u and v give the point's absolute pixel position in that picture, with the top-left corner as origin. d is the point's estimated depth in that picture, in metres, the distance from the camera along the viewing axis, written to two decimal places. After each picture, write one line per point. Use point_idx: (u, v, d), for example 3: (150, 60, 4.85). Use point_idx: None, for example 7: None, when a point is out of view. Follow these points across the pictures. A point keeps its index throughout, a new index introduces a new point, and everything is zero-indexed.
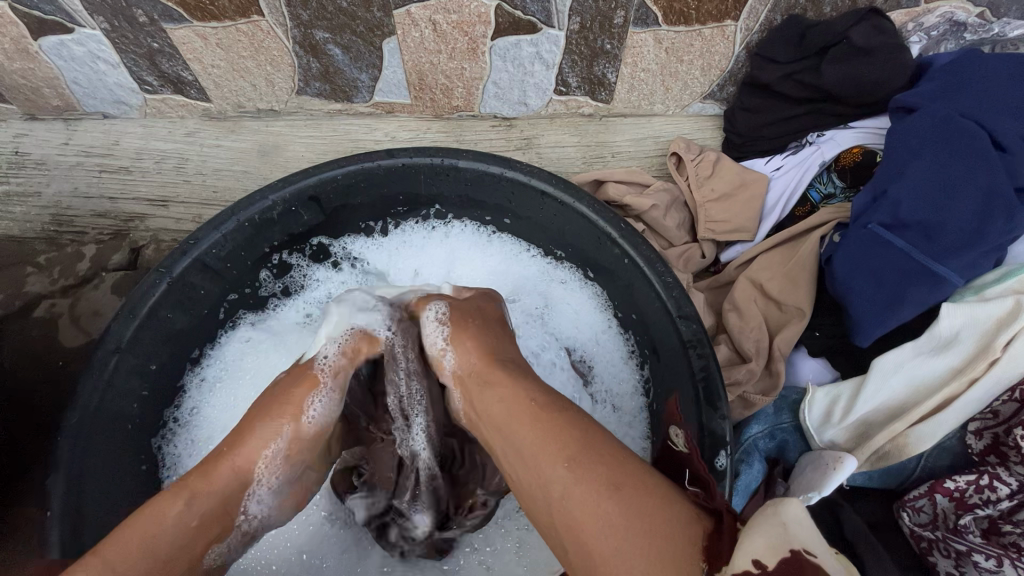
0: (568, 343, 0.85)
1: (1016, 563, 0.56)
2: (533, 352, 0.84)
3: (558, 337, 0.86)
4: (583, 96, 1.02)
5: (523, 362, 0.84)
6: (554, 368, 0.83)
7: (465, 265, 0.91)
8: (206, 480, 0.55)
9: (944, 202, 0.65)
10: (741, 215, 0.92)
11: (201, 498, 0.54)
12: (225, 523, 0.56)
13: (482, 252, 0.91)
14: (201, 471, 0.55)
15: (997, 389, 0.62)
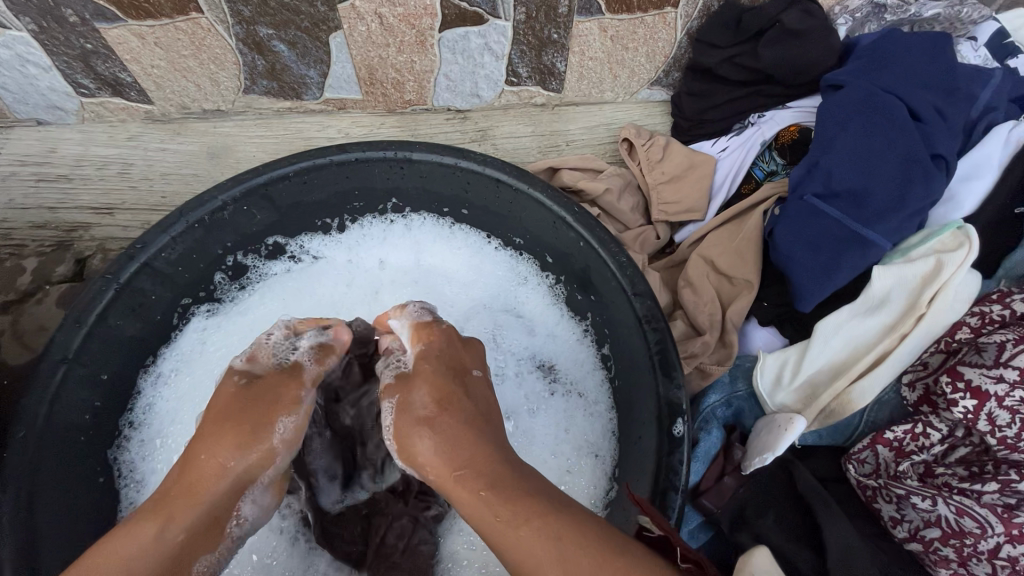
0: (523, 348, 0.87)
1: (948, 501, 0.60)
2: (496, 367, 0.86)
3: (512, 346, 0.87)
4: (534, 86, 1.03)
5: None
6: (518, 376, 0.85)
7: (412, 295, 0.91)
8: (187, 496, 0.51)
9: (873, 172, 0.67)
10: (691, 196, 0.96)
11: (179, 514, 0.50)
12: (216, 533, 0.53)
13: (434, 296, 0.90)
14: (171, 501, 0.51)
15: (925, 342, 0.65)
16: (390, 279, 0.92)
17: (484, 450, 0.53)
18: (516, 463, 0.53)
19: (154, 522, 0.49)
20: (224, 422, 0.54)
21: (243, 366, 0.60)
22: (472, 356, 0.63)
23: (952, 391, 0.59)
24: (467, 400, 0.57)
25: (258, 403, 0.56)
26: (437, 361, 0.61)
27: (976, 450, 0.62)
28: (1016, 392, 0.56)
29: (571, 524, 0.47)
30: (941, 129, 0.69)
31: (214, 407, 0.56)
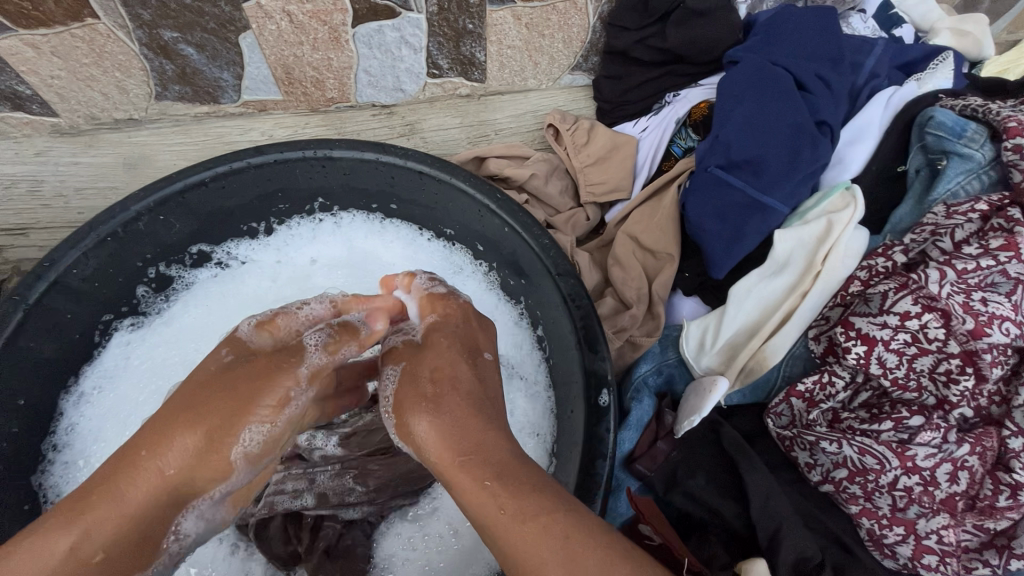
0: None
1: (852, 442, 0.63)
2: None
3: None
4: (457, 77, 1.04)
5: None
6: None
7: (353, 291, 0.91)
8: (114, 504, 0.51)
9: (767, 141, 0.69)
10: (616, 176, 0.99)
11: (103, 524, 0.50)
12: (149, 550, 0.54)
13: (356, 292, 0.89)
14: (85, 511, 0.50)
15: (824, 298, 0.68)
16: (325, 276, 0.91)
17: (490, 436, 0.56)
18: (521, 452, 0.55)
19: (70, 531, 0.49)
20: (181, 419, 0.55)
21: (246, 342, 0.63)
22: (484, 340, 0.69)
23: (845, 339, 0.61)
24: (468, 384, 0.61)
25: (246, 390, 0.57)
26: (450, 334, 0.66)
27: (876, 393, 0.66)
28: (899, 335, 0.59)
29: (545, 502, 0.49)
30: (828, 96, 0.71)
31: (175, 402, 0.57)
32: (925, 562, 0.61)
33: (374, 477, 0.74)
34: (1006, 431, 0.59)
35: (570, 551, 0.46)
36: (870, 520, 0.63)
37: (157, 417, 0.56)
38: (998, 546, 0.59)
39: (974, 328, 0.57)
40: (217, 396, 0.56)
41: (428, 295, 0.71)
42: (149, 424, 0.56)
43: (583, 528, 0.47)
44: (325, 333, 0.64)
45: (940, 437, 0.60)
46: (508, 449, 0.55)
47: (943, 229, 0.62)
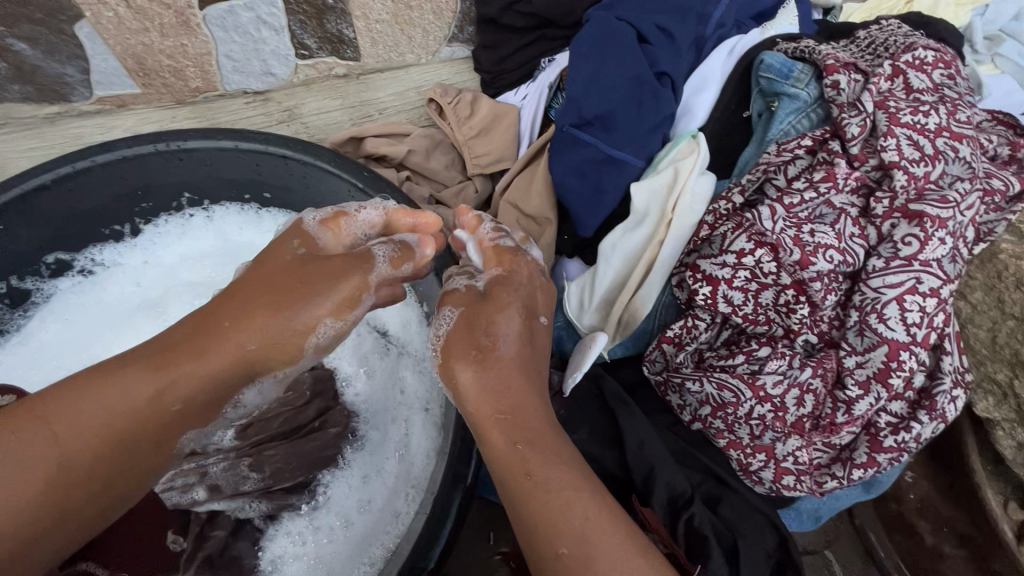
0: None
1: (711, 379, 0.66)
2: None
3: None
4: (329, 56, 1.01)
5: None
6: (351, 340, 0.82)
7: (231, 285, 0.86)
8: (190, 363, 0.53)
9: (613, 96, 0.70)
10: (500, 145, 0.98)
11: (173, 392, 0.53)
12: (208, 414, 0.56)
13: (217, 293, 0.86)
14: (183, 362, 0.53)
15: (679, 246, 0.70)
16: (200, 270, 0.87)
17: (530, 406, 0.56)
18: (554, 427, 0.56)
19: (156, 379, 0.52)
20: (254, 297, 0.55)
21: (309, 232, 0.61)
22: (544, 302, 0.66)
23: (693, 281, 0.65)
24: (514, 351, 0.60)
25: (308, 297, 0.56)
26: (519, 288, 0.63)
27: (735, 331, 0.69)
28: (739, 272, 0.63)
29: (568, 490, 0.51)
30: (668, 47, 0.72)
31: (268, 269, 0.58)
32: (785, 482, 0.66)
33: (269, 464, 0.68)
34: (842, 351, 0.62)
35: (581, 545, 0.48)
36: (736, 451, 0.67)
37: (249, 282, 0.57)
38: (842, 459, 0.64)
39: (801, 259, 0.60)
40: (279, 291, 0.55)
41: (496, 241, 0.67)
42: (219, 298, 0.57)
43: (605, 524, 0.49)
44: (391, 246, 0.61)
45: (786, 364, 0.63)
46: (549, 425, 0.56)
47: (773, 169, 0.64)
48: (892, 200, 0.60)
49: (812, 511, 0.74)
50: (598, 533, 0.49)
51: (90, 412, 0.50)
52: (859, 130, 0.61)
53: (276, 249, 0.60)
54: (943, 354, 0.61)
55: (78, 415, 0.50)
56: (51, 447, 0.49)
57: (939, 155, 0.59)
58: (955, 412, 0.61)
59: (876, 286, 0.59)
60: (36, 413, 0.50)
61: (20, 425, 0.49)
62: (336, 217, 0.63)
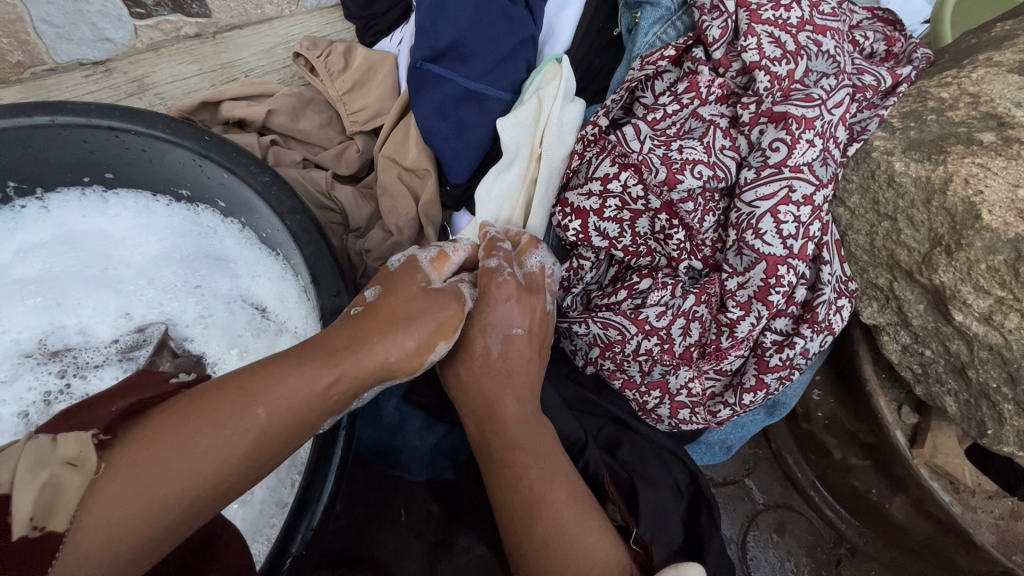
0: (231, 292, 0.79)
1: (595, 320, 0.63)
2: (191, 314, 0.78)
3: (216, 294, 0.79)
4: (172, 14, 0.90)
5: (185, 335, 0.77)
6: (226, 316, 0.78)
7: (79, 276, 0.77)
8: (277, 388, 0.49)
9: (462, 22, 0.63)
10: (376, 97, 0.90)
11: (273, 427, 0.48)
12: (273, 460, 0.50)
13: (60, 291, 0.76)
14: (352, 355, 0.53)
15: (554, 182, 0.65)
16: (37, 265, 0.76)
17: (506, 419, 0.56)
18: (525, 438, 0.55)
19: (330, 369, 0.51)
20: (384, 310, 0.56)
21: (422, 268, 0.61)
22: (522, 312, 0.61)
23: (563, 218, 0.61)
24: (496, 367, 0.59)
25: (418, 313, 0.57)
26: (489, 308, 0.60)
27: (621, 267, 0.65)
28: (608, 202, 0.59)
29: (526, 466, 0.53)
30: None
31: (397, 289, 0.58)
32: (681, 416, 0.65)
33: None
34: (724, 274, 0.59)
35: (526, 507, 0.51)
36: (632, 391, 0.65)
37: (384, 298, 0.58)
38: (734, 385, 0.63)
39: (668, 177, 0.56)
40: (399, 307, 0.57)
41: (496, 268, 0.61)
42: (377, 300, 0.58)
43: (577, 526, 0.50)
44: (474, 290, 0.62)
45: (669, 294, 0.61)
46: (520, 439, 0.55)
47: (638, 86, 0.60)
48: (758, 105, 0.56)
49: (721, 442, 0.76)
50: (548, 495, 0.51)
51: (283, 391, 0.49)
52: (720, 32, 0.57)
53: (403, 278, 0.60)
54: (822, 266, 0.59)
55: (268, 395, 0.48)
56: (257, 418, 0.47)
57: (802, 51, 0.55)
58: (840, 322, 0.60)
59: (750, 201, 0.56)
60: (245, 390, 0.48)
61: (226, 401, 0.47)
62: (438, 257, 0.63)
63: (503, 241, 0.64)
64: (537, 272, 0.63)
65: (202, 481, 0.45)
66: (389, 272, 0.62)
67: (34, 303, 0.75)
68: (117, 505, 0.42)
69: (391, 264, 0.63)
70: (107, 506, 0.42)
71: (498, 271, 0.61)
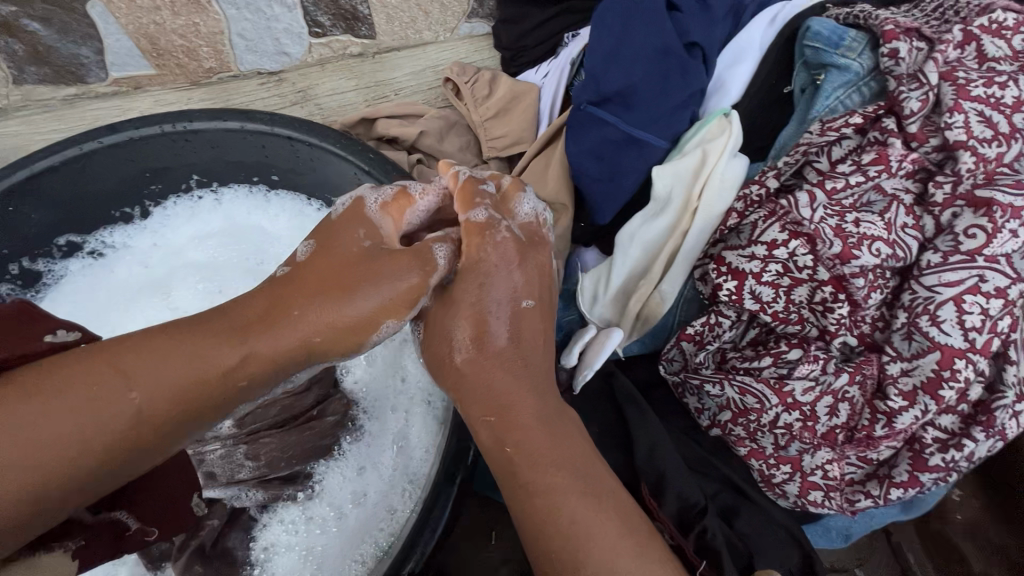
0: None
1: (732, 382, 0.61)
2: None
3: None
4: (344, 34, 0.98)
5: None
6: None
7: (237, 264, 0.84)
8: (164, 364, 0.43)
9: (634, 70, 0.63)
10: (516, 127, 0.93)
11: (162, 407, 0.43)
12: (168, 445, 0.45)
13: (222, 278, 0.83)
14: (269, 331, 0.47)
15: (705, 235, 0.64)
16: (205, 252, 0.85)
17: (522, 432, 0.53)
18: (557, 451, 0.52)
19: (234, 348, 0.46)
20: (325, 282, 0.50)
21: (373, 216, 0.54)
22: (524, 280, 0.56)
23: (717, 275, 0.59)
24: (498, 356, 0.55)
25: (374, 273, 0.50)
26: (490, 268, 0.55)
27: (764, 330, 0.63)
28: (769, 266, 0.57)
29: (563, 490, 0.50)
30: (699, 14, 0.65)
31: (331, 252, 0.52)
32: (812, 498, 0.60)
33: (264, 451, 0.65)
34: (886, 357, 0.57)
35: (571, 536, 0.48)
36: (758, 461, 0.62)
37: (314, 260, 0.52)
38: (880, 476, 0.60)
39: (843, 252, 0.54)
40: (348, 273, 0.50)
41: (489, 220, 0.56)
42: (307, 263, 0.52)
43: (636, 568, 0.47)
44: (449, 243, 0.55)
45: (819, 369, 0.57)
46: (546, 464, 0.51)
47: (815, 150, 0.58)
48: (955, 185, 0.55)
49: (843, 529, 0.70)
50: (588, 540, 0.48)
51: (170, 369, 0.43)
52: (920, 105, 0.54)
53: (343, 229, 0.53)
54: (1007, 366, 0.57)
55: (150, 378, 0.43)
56: (128, 399, 0.42)
57: (1013, 134, 0.55)
58: (1016, 429, 0.57)
59: (931, 284, 0.54)
60: (116, 365, 0.42)
61: (96, 375, 0.41)
62: (398, 201, 0.56)
63: (483, 184, 0.58)
64: (529, 222, 0.59)
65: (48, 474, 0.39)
66: (335, 219, 0.54)
67: (202, 287, 0.83)
68: None
69: (334, 210, 0.55)
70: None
71: (490, 225, 0.56)
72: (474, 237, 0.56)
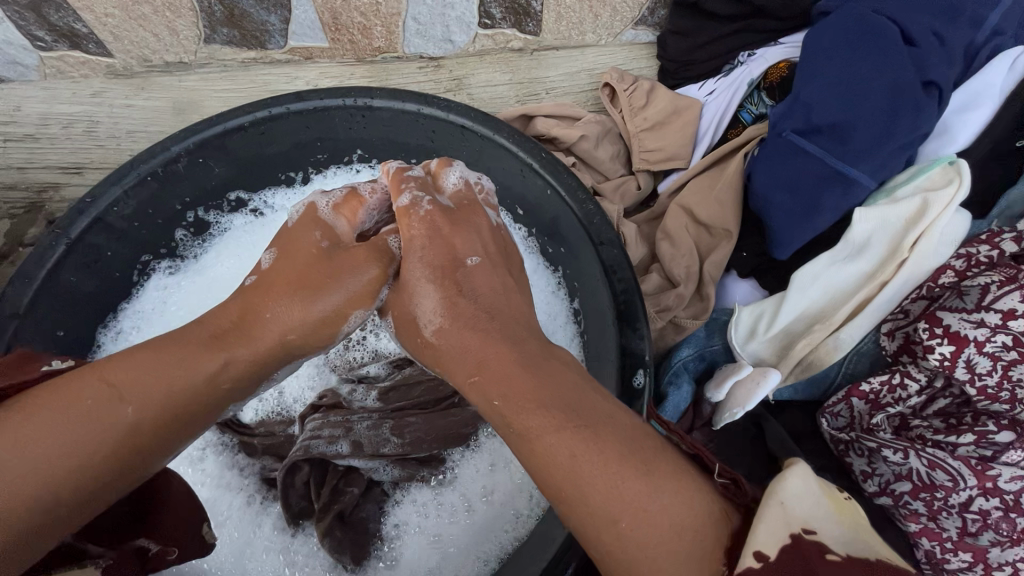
0: None
1: (921, 453, 0.57)
2: None
3: None
4: (510, 28, 0.98)
5: None
6: None
7: None
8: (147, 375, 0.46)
9: (859, 104, 0.62)
10: (673, 142, 0.90)
11: (160, 405, 0.45)
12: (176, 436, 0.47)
13: None
14: (241, 339, 0.52)
15: (905, 288, 0.62)
16: None
17: (505, 369, 0.48)
18: (543, 396, 0.45)
19: (214, 355, 0.49)
20: (277, 280, 0.55)
21: (326, 219, 0.60)
22: (464, 242, 0.60)
23: (929, 337, 0.57)
24: (451, 311, 0.55)
25: (344, 266, 0.57)
26: (428, 237, 0.59)
27: (957, 402, 0.59)
28: (997, 337, 0.55)
29: (552, 431, 0.42)
30: (936, 55, 0.63)
31: (289, 250, 0.58)
32: None
33: (410, 432, 0.66)
34: None
35: (567, 477, 0.41)
36: (931, 542, 0.58)
37: (280, 263, 0.57)
38: None
39: None
40: (302, 268, 0.56)
41: (413, 202, 0.61)
42: (274, 268, 0.57)
43: (670, 511, 0.39)
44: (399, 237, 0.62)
45: None
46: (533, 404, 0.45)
47: None
48: None
49: None
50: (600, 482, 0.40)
51: (153, 379, 0.46)
52: None
53: (301, 232, 0.59)
54: None
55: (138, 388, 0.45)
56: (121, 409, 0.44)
57: None
58: None
59: None
60: (106, 381, 0.44)
61: (81, 392, 0.43)
62: (348, 203, 0.62)
63: (410, 171, 0.64)
64: (457, 190, 0.64)
65: (60, 480, 0.40)
66: (291, 227, 0.60)
67: None
68: None
69: (290, 219, 0.61)
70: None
71: (416, 205, 0.60)
72: (405, 220, 0.61)
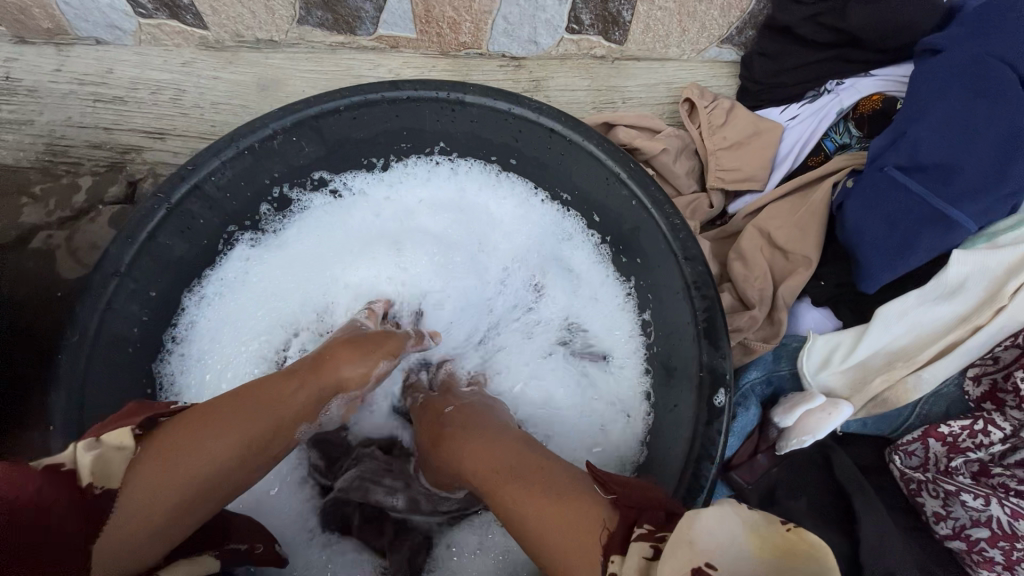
0: (561, 309, 0.86)
1: (1003, 502, 0.60)
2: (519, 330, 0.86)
3: (550, 306, 0.86)
4: (596, 36, 0.98)
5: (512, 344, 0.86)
6: (547, 331, 0.86)
7: (470, 243, 0.89)
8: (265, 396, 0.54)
9: (966, 148, 0.66)
10: (752, 164, 0.90)
11: (268, 420, 0.52)
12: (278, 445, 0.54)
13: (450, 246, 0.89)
14: (321, 373, 0.59)
15: (998, 336, 0.65)
16: (437, 216, 0.90)
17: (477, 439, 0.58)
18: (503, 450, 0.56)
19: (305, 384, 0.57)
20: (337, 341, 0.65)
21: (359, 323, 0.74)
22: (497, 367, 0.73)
23: None
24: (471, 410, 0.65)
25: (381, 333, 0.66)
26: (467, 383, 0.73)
27: None
28: None
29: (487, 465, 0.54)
30: None
31: (346, 332, 0.68)
32: None
33: None
34: None
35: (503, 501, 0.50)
36: None
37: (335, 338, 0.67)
38: None
39: None
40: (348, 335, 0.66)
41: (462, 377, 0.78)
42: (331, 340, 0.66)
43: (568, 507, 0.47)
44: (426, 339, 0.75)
45: None
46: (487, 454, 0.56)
47: None
48: None
49: None
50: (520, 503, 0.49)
51: (264, 399, 0.54)
52: None
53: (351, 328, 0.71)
54: None
55: (256, 406, 0.53)
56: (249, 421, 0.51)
57: None
58: None
59: None
60: (238, 399, 0.52)
61: (219, 406, 0.51)
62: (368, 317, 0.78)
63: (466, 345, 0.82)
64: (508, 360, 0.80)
65: (206, 477, 0.48)
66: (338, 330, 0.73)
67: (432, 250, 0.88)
68: (145, 492, 0.46)
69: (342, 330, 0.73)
70: (136, 496, 0.46)
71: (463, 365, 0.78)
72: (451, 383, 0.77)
